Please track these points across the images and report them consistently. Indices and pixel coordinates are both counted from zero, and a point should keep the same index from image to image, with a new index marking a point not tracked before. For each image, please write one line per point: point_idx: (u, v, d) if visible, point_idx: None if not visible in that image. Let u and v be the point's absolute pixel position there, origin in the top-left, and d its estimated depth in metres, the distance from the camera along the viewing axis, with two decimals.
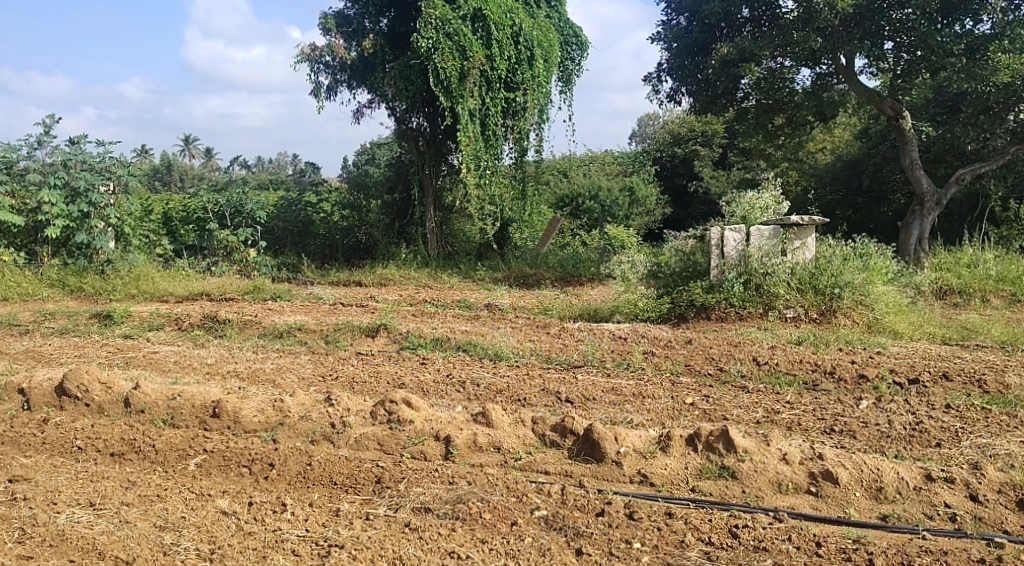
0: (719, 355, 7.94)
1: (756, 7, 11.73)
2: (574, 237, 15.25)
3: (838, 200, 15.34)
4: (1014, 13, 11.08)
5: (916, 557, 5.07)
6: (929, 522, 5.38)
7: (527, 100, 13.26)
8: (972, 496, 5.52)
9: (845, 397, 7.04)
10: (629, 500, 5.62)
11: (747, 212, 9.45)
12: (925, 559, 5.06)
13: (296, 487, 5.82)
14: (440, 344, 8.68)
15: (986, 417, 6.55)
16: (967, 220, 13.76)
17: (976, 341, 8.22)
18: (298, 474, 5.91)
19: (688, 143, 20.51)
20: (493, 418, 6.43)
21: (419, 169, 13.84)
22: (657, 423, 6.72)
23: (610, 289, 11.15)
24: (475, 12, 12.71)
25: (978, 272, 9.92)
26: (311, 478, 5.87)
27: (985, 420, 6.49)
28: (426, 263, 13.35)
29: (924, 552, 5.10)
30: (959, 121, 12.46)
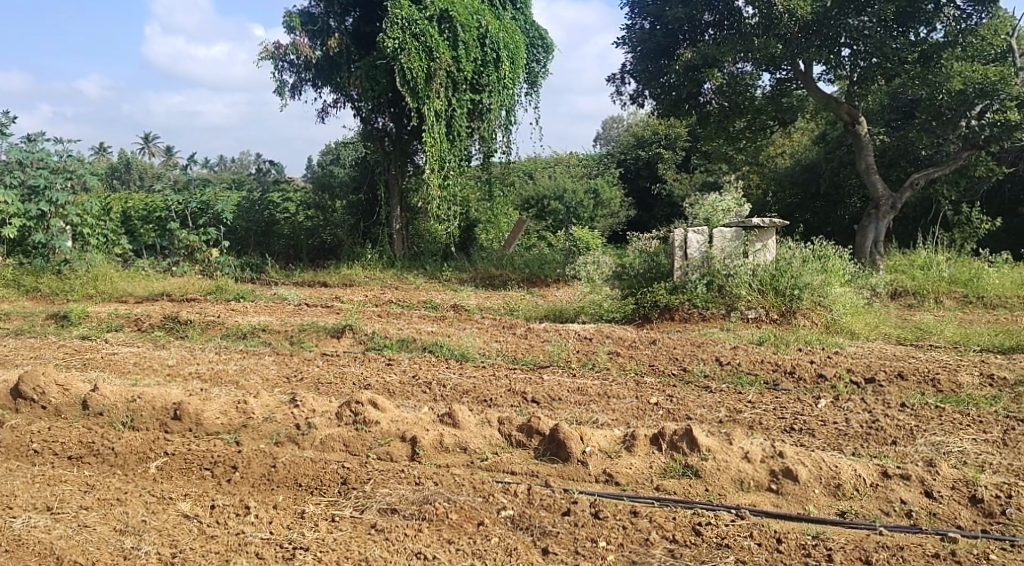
0: (683, 356, 8.06)
1: (719, 12, 11.87)
2: (539, 237, 15.32)
3: (797, 203, 15.61)
4: (965, 21, 11.34)
5: (874, 552, 5.19)
6: (886, 518, 5.50)
7: (492, 102, 13.30)
8: (927, 492, 5.66)
9: (805, 397, 7.18)
10: (594, 499, 5.68)
11: (709, 214, 9.57)
12: (883, 554, 5.18)
13: (260, 489, 5.81)
14: (405, 345, 8.71)
15: (940, 415, 6.72)
16: (922, 223, 14.08)
17: (930, 341, 8.41)
18: (262, 477, 5.90)
19: (652, 145, 20.74)
20: (460, 419, 6.49)
21: (385, 170, 13.84)
22: (622, 423, 6.81)
23: (576, 289, 11.25)
24: (441, 13, 12.72)
25: (932, 274, 10.15)
26: (275, 481, 5.87)
27: (938, 419, 6.66)
28: (391, 264, 13.34)
29: (881, 548, 5.23)
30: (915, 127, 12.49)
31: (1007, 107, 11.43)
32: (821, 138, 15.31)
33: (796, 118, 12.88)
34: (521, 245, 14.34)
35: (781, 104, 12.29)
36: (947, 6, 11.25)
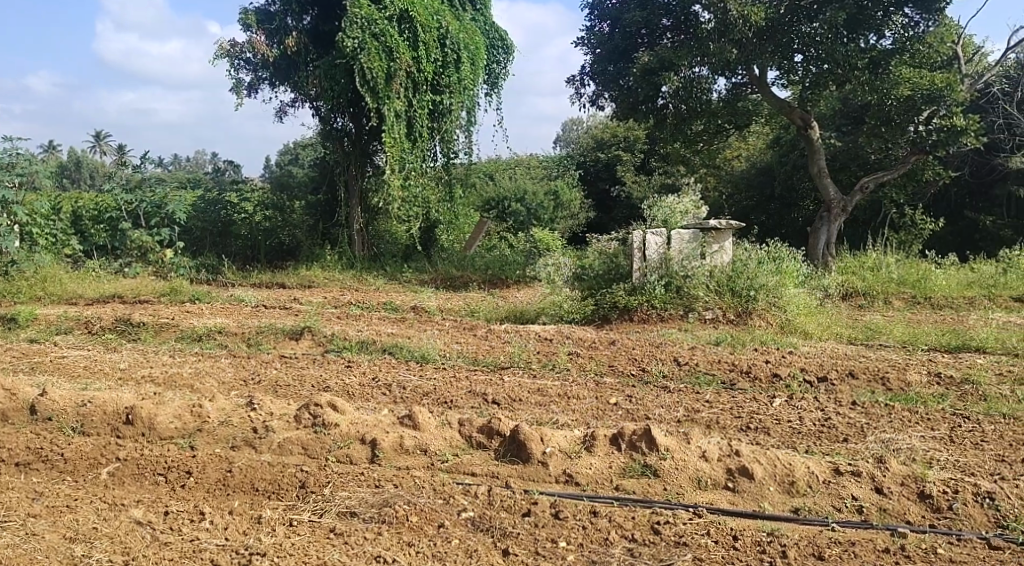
0: (642, 356, 8.13)
1: (676, 16, 11.90)
2: (500, 239, 15.34)
3: (753, 205, 15.80)
4: (914, 29, 11.57)
5: (826, 549, 5.30)
6: (838, 514, 5.61)
7: (453, 103, 13.29)
8: (877, 488, 5.77)
9: (760, 396, 7.28)
10: (555, 499, 5.73)
11: (668, 216, 9.66)
12: (835, 550, 5.29)
13: (216, 494, 5.77)
14: (365, 347, 8.68)
15: (890, 413, 6.87)
16: (871, 225, 14.36)
17: (879, 341, 8.58)
18: (217, 482, 5.85)
19: (611, 148, 20.92)
20: (420, 420, 6.48)
21: (345, 170, 13.77)
22: (582, 423, 6.87)
23: (536, 290, 11.27)
24: (401, 13, 12.68)
25: (882, 275, 10.33)
26: (231, 485, 5.82)
27: (888, 416, 6.81)
28: (350, 265, 13.29)
29: (833, 544, 5.34)
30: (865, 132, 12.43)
31: (953, 113, 11.59)
32: (776, 141, 15.53)
33: (752, 121, 13.04)
34: (481, 246, 14.39)
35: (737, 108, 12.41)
36: (895, 14, 11.48)
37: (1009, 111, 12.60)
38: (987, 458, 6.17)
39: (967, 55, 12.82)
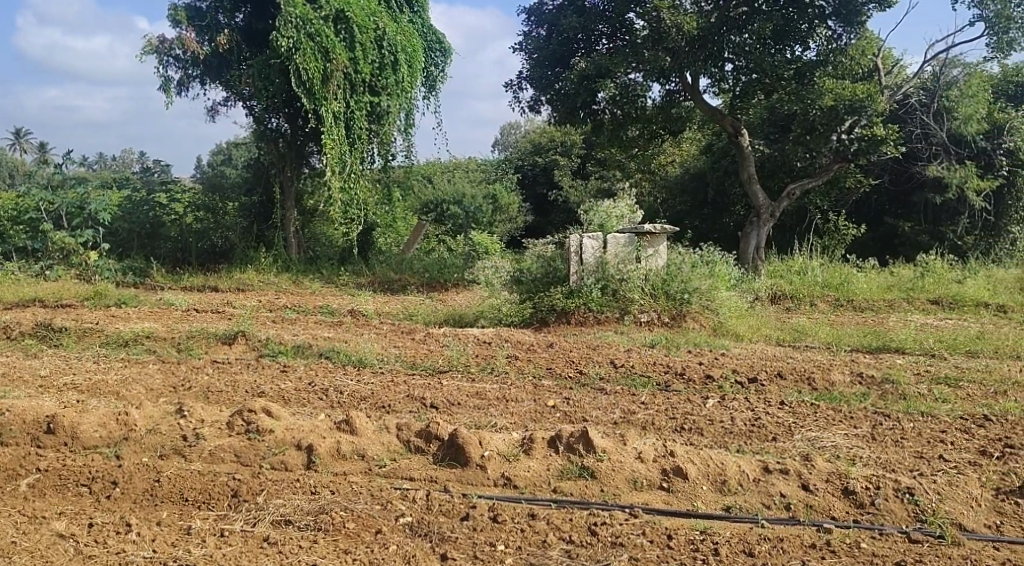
0: (579, 359, 8.24)
1: (612, 24, 12.08)
2: (438, 242, 15.34)
3: (687, 210, 16.08)
4: (837, 41, 11.87)
5: (757, 545, 5.41)
6: (767, 511, 5.75)
7: (391, 105, 13.24)
8: (804, 485, 5.91)
9: (694, 397, 7.43)
10: (493, 502, 5.76)
11: (602, 220, 9.72)
12: (764, 547, 5.40)
13: (144, 505, 5.69)
14: (301, 351, 8.67)
15: (815, 412, 7.08)
16: (798, 230, 14.62)
17: (806, 342, 8.76)
18: (145, 492, 5.77)
19: (549, 152, 21.14)
20: (357, 425, 6.44)
21: (280, 172, 13.64)
22: (520, 426, 6.93)
23: (475, 293, 11.27)
24: (337, 13, 12.59)
25: (808, 279, 10.57)
26: (159, 496, 5.75)
27: (814, 415, 7.01)
28: (287, 268, 13.14)
29: (762, 540, 5.45)
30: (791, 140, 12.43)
31: (873, 123, 11.80)
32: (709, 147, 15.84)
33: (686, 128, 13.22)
34: (420, 249, 14.38)
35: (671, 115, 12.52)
36: (819, 25, 11.76)
37: (926, 121, 12.89)
38: (907, 455, 6.36)
39: (886, 67, 13.00)
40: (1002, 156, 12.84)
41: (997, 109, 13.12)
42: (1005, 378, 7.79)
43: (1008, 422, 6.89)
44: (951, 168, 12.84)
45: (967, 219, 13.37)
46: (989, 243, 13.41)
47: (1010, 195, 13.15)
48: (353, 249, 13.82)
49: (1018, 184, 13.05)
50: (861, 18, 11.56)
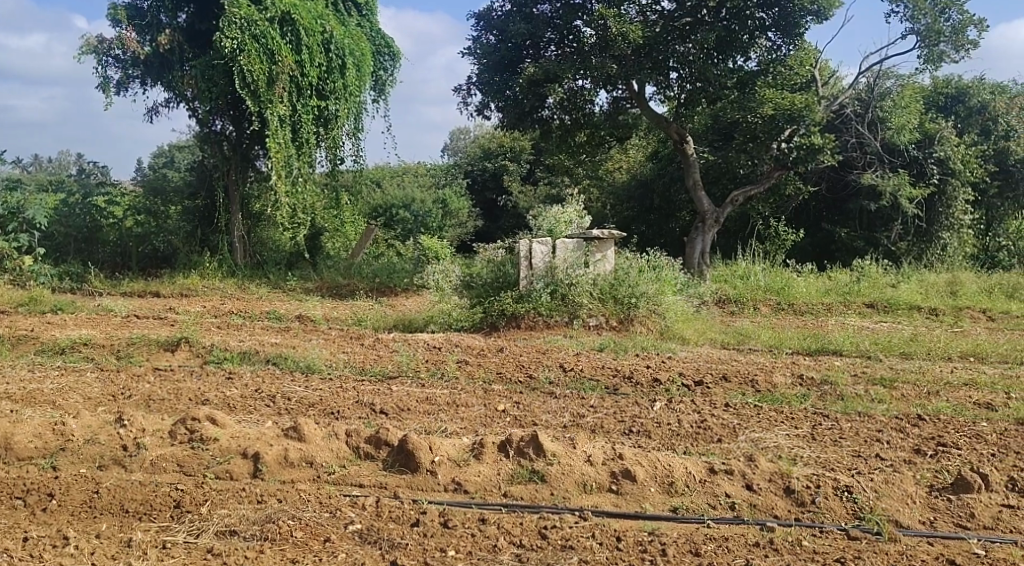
0: (529, 363, 8.30)
1: (560, 31, 12.11)
2: (388, 247, 15.23)
3: (633, 216, 16.28)
4: (776, 53, 12.20)
5: (702, 545, 5.51)
6: (713, 510, 5.87)
7: (339, 108, 13.12)
8: (748, 484, 6.06)
9: (641, 400, 7.54)
10: (444, 508, 5.81)
11: (552, 226, 9.79)
12: (710, 546, 5.51)
13: (83, 517, 5.69)
14: (247, 357, 8.57)
15: (758, 413, 7.25)
16: (741, 236, 14.98)
17: (749, 345, 8.93)
18: (83, 504, 5.78)
19: (498, 157, 21.28)
20: (305, 431, 6.50)
21: (223, 174, 13.37)
22: (470, 431, 6.94)
23: (424, 298, 11.19)
24: (283, 15, 12.45)
25: (751, 283, 10.81)
26: (98, 507, 5.75)
27: (757, 416, 7.19)
28: (232, 273, 12.97)
29: (708, 539, 5.56)
30: (734, 148, 12.78)
31: (811, 132, 12.07)
32: (654, 155, 16.12)
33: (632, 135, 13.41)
34: (368, 254, 14.27)
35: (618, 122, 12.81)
36: (760, 37, 12.04)
37: (861, 131, 13.26)
38: (845, 453, 6.55)
39: (823, 78, 13.41)
40: (933, 165, 13.26)
41: (927, 120, 13.56)
42: (937, 379, 8.06)
43: (940, 422, 7.13)
44: (885, 176, 13.35)
45: (900, 226, 13.80)
46: (921, 248, 13.75)
47: (941, 203, 13.48)
48: (303, 254, 13.78)
49: (947, 192, 13.38)
50: (801, 30, 11.88)
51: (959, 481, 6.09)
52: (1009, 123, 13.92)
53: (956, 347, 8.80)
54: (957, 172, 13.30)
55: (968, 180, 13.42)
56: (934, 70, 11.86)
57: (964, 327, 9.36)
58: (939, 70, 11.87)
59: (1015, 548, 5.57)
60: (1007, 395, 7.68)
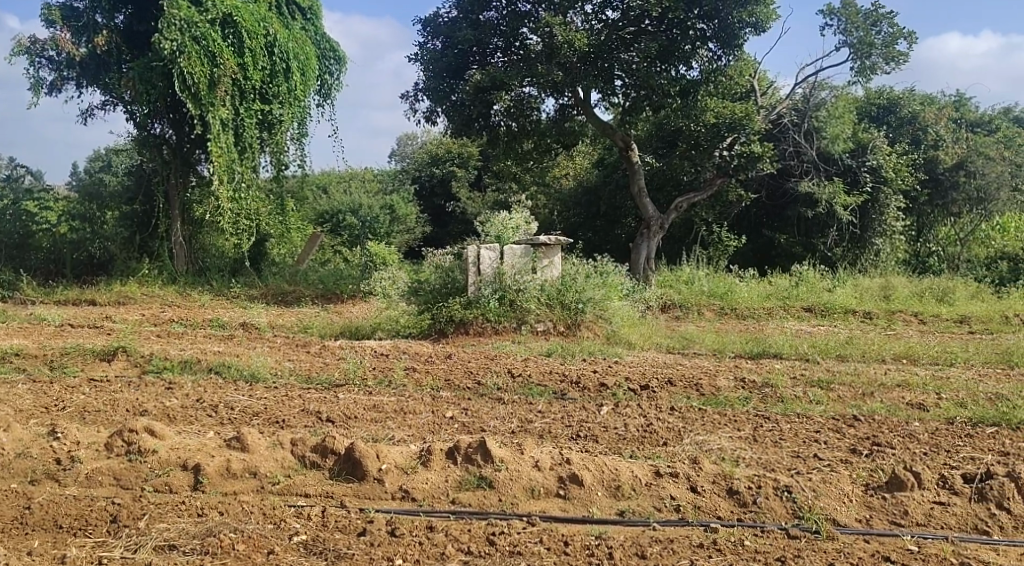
0: (477, 369, 8.30)
1: (506, 38, 12.18)
2: (335, 253, 15.06)
3: (580, 222, 16.44)
4: (717, 62, 12.20)
5: (648, 547, 5.59)
6: (658, 513, 5.94)
7: (283, 113, 12.97)
8: (692, 487, 6.15)
9: (588, 405, 7.62)
10: (391, 516, 5.81)
11: (500, 232, 9.77)
12: (656, 547, 5.59)
13: (14, 534, 5.61)
14: (188, 367, 8.37)
15: (703, 416, 7.39)
16: (686, 242, 15.26)
17: (693, 349, 9.08)
18: (15, 520, 5.70)
19: (446, 164, 21.52)
20: (249, 442, 6.45)
21: (163, 179, 13.08)
22: (418, 438, 6.91)
23: (371, 305, 11.04)
24: (225, 17, 12.23)
25: (695, 289, 11.01)
26: (31, 523, 5.68)
27: (701, 419, 7.32)
28: (172, 280, 12.69)
29: (654, 542, 5.64)
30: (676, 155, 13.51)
31: (751, 140, 12.47)
32: (599, 162, 16.32)
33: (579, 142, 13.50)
34: (315, 261, 14.12)
35: (564, 129, 12.78)
36: (701, 47, 12.05)
37: (798, 140, 13.66)
38: (785, 455, 6.70)
39: (762, 88, 13.71)
40: (866, 173, 13.69)
41: (860, 130, 13.97)
42: (872, 380, 8.32)
43: (875, 422, 7.36)
44: (821, 183, 13.67)
45: (836, 232, 14.18)
46: (855, 254, 14.30)
47: (874, 210, 13.92)
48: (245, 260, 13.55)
49: (880, 200, 13.84)
50: (740, 42, 12.02)
51: (893, 480, 6.20)
52: (937, 133, 14.27)
53: (889, 349, 9.10)
54: (889, 181, 13.69)
55: (900, 188, 13.80)
56: (866, 82, 12.26)
57: (896, 330, 9.70)
58: (871, 82, 12.28)
59: (946, 544, 5.71)
60: (938, 395, 7.95)
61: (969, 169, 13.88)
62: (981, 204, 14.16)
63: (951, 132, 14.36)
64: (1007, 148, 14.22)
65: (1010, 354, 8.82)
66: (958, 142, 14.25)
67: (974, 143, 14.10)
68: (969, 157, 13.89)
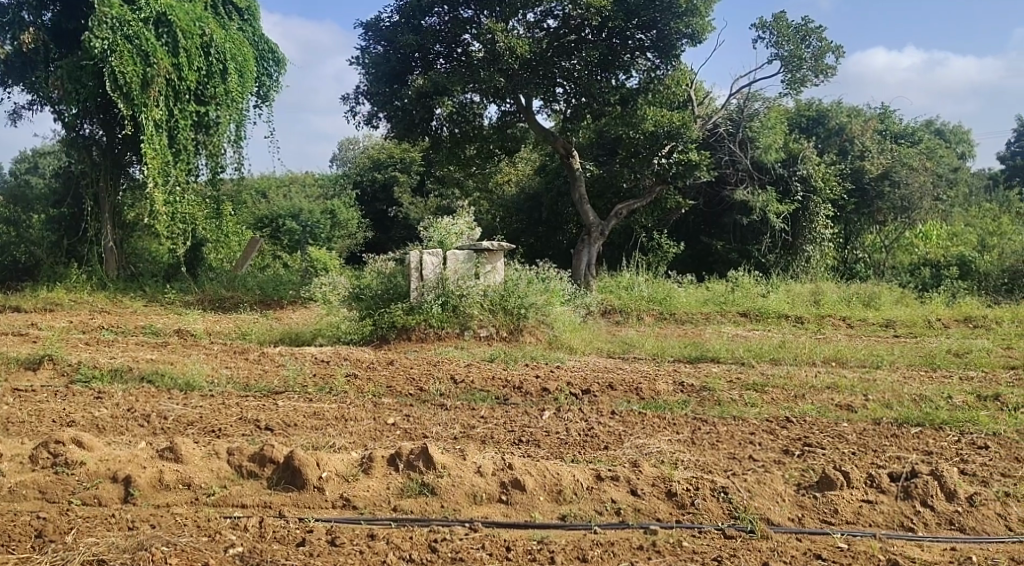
0: (419, 375, 8.24)
1: (448, 43, 12.20)
2: (273, 258, 14.82)
3: (522, 228, 16.50)
4: (656, 71, 12.52)
5: (590, 550, 5.61)
6: (600, 517, 5.96)
7: (220, 115, 12.72)
8: (633, 490, 6.16)
9: (530, 410, 7.65)
10: (332, 525, 5.74)
11: (443, 236, 9.77)
12: (597, 551, 5.60)
13: None
14: (119, 376, 8.11)
15: (643, 420, 7.49)
16: (625, 249, 15.51)
17: (634, 353, 9.21)
18: None
19: (388, 168, 21.75)
20: (182, 452, 6.30)
21: (93, 183, 12.71)
22: (360, 445, 6.82)
23: (312, 311, 10.85)
24: (159, 16, 11.93)
25: (635, 294, 11.17)
26: None
27: (641, 423, 7.41)
28: (103, 286, 12.32)
29: (595, 545, 5.66)
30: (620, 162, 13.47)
31: (689, 149, 12.70)
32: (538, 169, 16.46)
33: (521, 148, 13.58)
34: (254, 266, 13.87)
35: (506, 135, 12.99)
36: (639, 56, 12.41)
37: (733, 149, 14.00)
38: (722, 456, 6.82)
39: (698, 99, 14.01)
40: (796, 183, 14.15)
41: (791, 140, 14.40)
42: (803, 383, 8.55)
43: (807, 423, 7.58)
44: (755, 192, 14.12)
45: (770, 239, 14.61)
46: (787, 261, 14.61)
47: (804, 218, 14.31)
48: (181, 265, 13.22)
49: (810, 209, 14.20)
50: (677, 52, 12.26)
51: (823, 479, 6.30)
52: (864, 144, 14.77)
53: (819, 352, 9.36)
54: (818, 190, 14.16)
55: (827, 197, 14.26)
56: (796, 94, 12.66)
57: (826, 333, 10.01)
58: (801, 94, 12.69)
59: (875, 541, 5.79)
60: (865, 397, 8.19)
61: (893, 179, 14.43)
62: (905, 213, 14.66)
63: (876, 144, 14.88)
64: (928, 160, 14.80)
65: (933, 357, 9.16)
66: (883, 154, 14.78)
67: (898, 155, 14.68)
68: (894, 167, 14.43)
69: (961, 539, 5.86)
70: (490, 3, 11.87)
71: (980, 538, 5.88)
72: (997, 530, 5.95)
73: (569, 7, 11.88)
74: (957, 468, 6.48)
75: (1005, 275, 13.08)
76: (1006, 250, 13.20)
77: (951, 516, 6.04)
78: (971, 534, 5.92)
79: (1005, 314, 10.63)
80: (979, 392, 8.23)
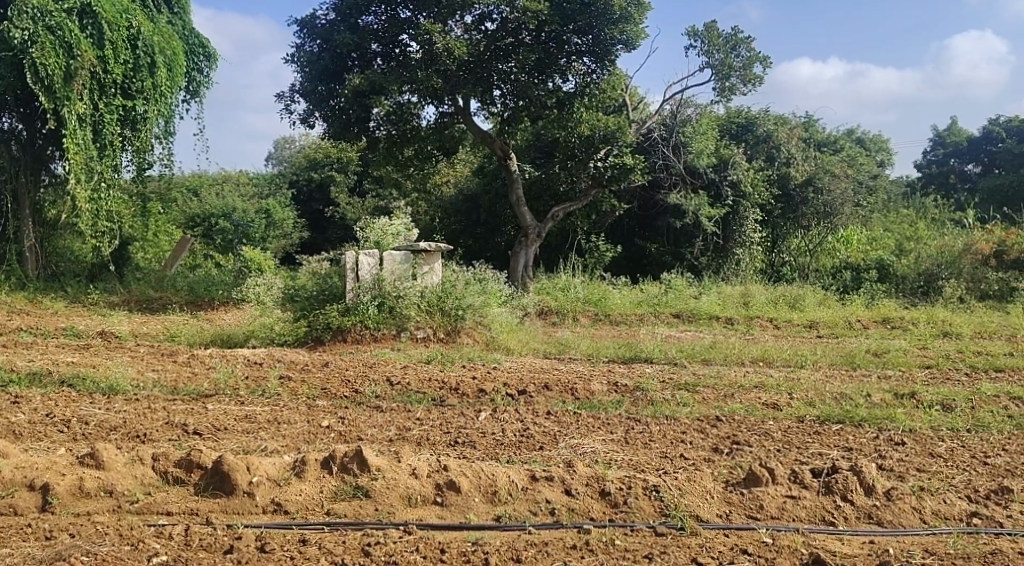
0: (354, 377, 8.13)
1: (385, 44, 12.08)
2: (203, 258, 14.44)
3: (461, 229, 16.43)
4: (592, 76, 12.63)
5: (524, 551, 5.62)
6: (534, 517, 5.99)
7: (147, 110, 12.29)
8: (567, 490, 6.19)
9: (467, 411, 7.63)
10: (261, 531, 5.62)
11: (380, 237, 9.66)
12: (531, 551, 5.62)
13: None
14: (37, 380, 7.77)
15: (577, 420, 7.55)
16: (561, 250, 15.61)
17: (569, 354, 9.29)
18: None
19: (325, 168, 21.47)
20: (104, 459, 6.05)
21: (12, 178, 12.25)
22: (292, 449, 6.68)
23: (245, 312, 10.63)
24: (83, 7, 11.50)
25: (571, 296, 11.25)
26: None
27: (575, 423, 7.46)
28: (22, 286, 11.86)
29: (530, 546, 5.68)
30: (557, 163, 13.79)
31: (623, 153, 13.05)
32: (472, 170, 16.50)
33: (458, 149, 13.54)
34: (183, 266, 13.49)
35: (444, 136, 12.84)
36: (575, 60, 12.47)
37: (667, 154, 14.42)
38: (653, 455, 6.89)
39: (633, 103, 14.37)
40: (727, 187, 14.54)
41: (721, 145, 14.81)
42: (732, 382, 8.74)
43: (735, 421, 7.74)
44: (687, 196, 14.45)
45: (702, 242, 14.94)
46: (719, 263, 15.00)
47: (734, 222, 14.71)
48: (106, 264, 12.78)
49: (740, 213, 14.61)
50: (612, 57, 12.42)
51: (750, 476, 6.43)
52: (789, 151, 15.32)
53: (748, 353, 9.61)
54: (747, 195, 14.59)
55: (756, 202, 14.71)
56: (727, 102, 12.96)
57: (753, 334, 10.29)
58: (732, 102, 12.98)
59: (797, 536, 5.94)
60: (790, 396, 8.44)
61: (817, 185, 14.97)
62: (827, 219, 15.17)
63: (801, 151, 15.41)
64: (848, 166, 15.34)
65: (852, 357, 9.48)
66: (807, 161, 15.33)
67: (820, 162, 15.21)
68: (817, 174, 15.02)
69: (879, 533, 6.05)
70: (427, 3, 11.81)
71: (896, 531, 6.07)
72: (912, 522, 6.17)
73: (506, 9, 11.94)
74: (875, 463, 6.70)
75: (920, 278, 13.74)
76: (922, 254, 13.88)
77: (870, 510, 6.24)
78: (887, 527, 6.12)
79: (920, 315, 11.11)
80: (896, 390, 8.56)
